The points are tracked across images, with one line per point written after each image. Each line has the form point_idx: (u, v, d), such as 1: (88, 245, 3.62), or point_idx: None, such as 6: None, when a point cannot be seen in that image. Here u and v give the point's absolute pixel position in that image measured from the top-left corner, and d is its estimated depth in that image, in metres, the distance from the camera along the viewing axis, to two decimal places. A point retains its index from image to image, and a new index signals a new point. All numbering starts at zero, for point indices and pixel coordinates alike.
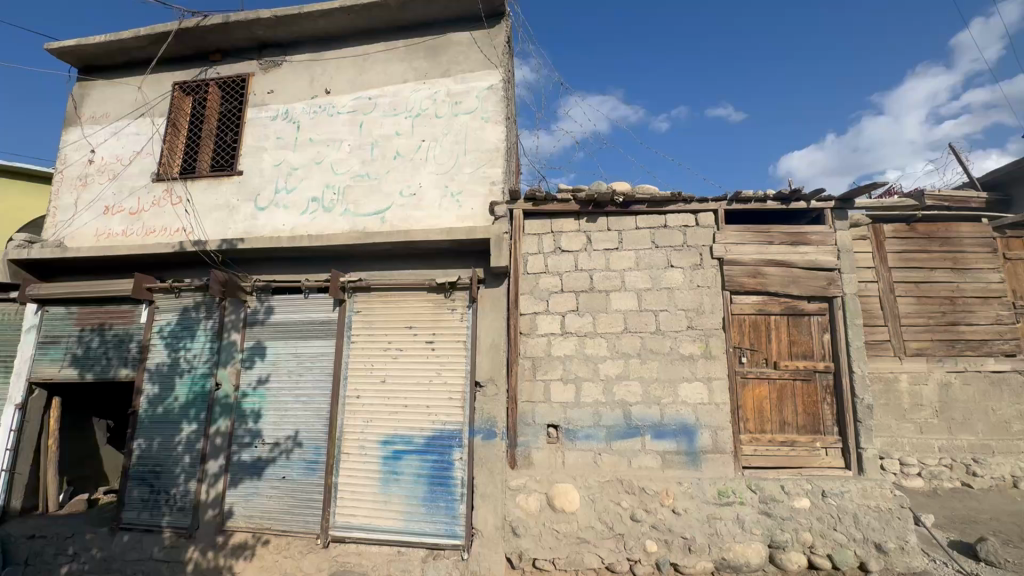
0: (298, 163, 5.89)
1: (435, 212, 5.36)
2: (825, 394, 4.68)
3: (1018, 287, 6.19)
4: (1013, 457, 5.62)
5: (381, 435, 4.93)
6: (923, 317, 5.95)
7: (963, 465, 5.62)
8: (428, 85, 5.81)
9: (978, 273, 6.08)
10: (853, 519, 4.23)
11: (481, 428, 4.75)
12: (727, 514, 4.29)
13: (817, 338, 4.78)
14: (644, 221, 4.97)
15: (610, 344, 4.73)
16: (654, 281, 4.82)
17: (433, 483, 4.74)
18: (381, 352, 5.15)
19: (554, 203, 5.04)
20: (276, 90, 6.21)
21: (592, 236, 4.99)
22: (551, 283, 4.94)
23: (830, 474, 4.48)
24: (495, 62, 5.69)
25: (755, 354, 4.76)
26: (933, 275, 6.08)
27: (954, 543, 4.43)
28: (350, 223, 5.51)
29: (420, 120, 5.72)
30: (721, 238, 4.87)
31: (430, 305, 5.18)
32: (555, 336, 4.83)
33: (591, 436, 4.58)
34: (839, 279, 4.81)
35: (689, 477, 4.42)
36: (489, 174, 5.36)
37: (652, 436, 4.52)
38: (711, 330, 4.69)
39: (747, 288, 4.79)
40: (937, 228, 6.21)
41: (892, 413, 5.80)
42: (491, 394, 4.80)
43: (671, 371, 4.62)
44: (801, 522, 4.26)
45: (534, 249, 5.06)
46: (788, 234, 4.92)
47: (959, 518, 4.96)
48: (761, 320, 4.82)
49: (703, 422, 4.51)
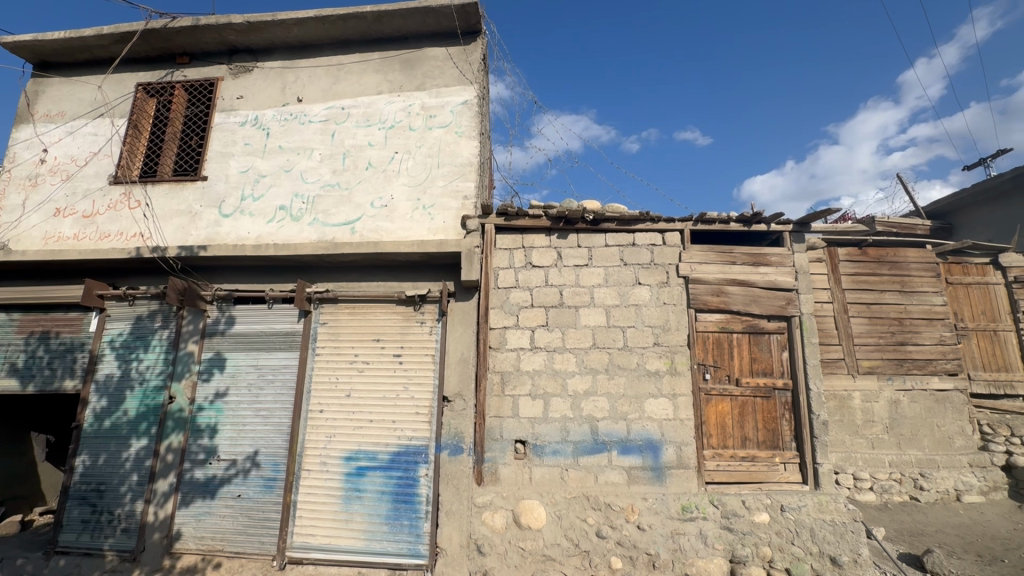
0: (266, 170, 5.77)
1: (406, 225, 5.32)
2: (784, 410, 4.83)
3: (959, 309, 6.59)
4: (956, 471, 5.91)
5: (345, 451, 4.79)
6: (874, 337, 6.25)
7: (911, 479, 5.87)
8: (403, 97, 5.82)
9: (923, 296, 6.45)
10: (810, 533, 4.35)
11: (447, 443, 4.68)
12: (689, 529, 4.35)
13: (776, 356, 4.95)
14: (614, 238, 5.07)
15: (579, 359, 4.76)
16: (622, 298, 4.91)
17: (397, 501, 4.63)
18: (346, 365, 5.03)
19: (525, 218, 5.10)
20: (246, 96, 6.10)
21: (563, 252, 5.05)
22: (521, 297, 4.96)
23: (787, 489, 4.61)
24: (471, 79, 5.75)
25: (719, 371, 4.88)
26: (883, 297, 6.41)
27: (903, 556, 4.59)
28: (319, 233, 5.41)
29: (393, 132, 5.71)
30: (687, 257, 5.01)
31: (400, 318, 5.12)
32: (524, 350, 4.83)
33: (558, 452, 4.58)
34: (797, 299, 5.01)
35: (654, 493, 4.46)
36: (462, 188, 5.38)
37: (618, 452, 4.56)
38: (677, 346, 4.78)
39: (712, 306, 4.93)
40: (886, 252, 6.57)
41: (847, 429, 6.01)
42: (459, 409, 4.75)
43: (638, 388, 4.69)
44: (761, 537, 4.35)
45: (505, 263, 5.08)
46: (750, 255, 5.11)
47: (908, 530, 5.16)
48: (724, 337, 4.95)
49: (668, 438, 4.58)
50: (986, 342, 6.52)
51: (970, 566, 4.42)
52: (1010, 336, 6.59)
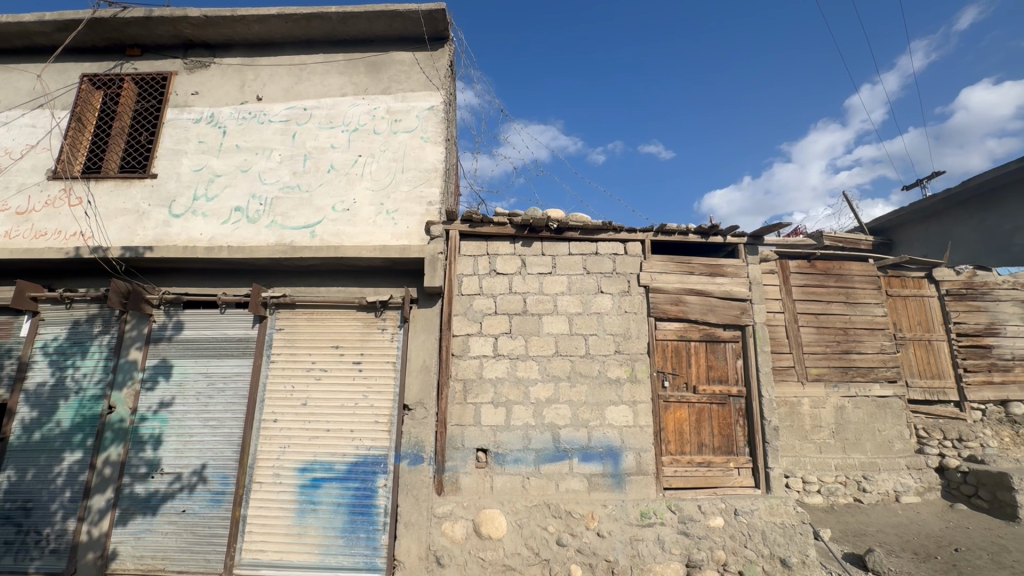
0: (221, 170, 5.55)
1: (368, 229, 5.23)
2: (738, 416, 4.99)
3: (898, 320, 7.01)
4: (896, 473, 6.24)
5: (299, 462, 4.62)
6: (822, 345, 6.56)
7: (855, 482, 6.16)
8: (368, 100, 5.74)
9: (866, 307, 6.82)
10: (761, 535, 4.50)
11: (407, 452, 4.59)
12: (648, 535, 4.40)
13: (731, 364, 5.11)
14: (577, 247, 5.13)
15: (542, 367, 4.78)
16: (584, 306, 4.97)
17: (354, 512, 4.49)
18: (303, 373, 4.87)
19: (490, 226, 5.11)
20: (201, 92, 5.87)
21: (527, 260, 5.08)
22: (485, 304, 4.94)
23: (741, 493, 4.75)
24: (437, 85, 5.73)
25: (677, 379, 5.00)
26: (830, 307, 6.74)
27: (847, 555, 4.80)
28: (276, 236, 5.24)
29: (357, 135, 5.61)
30: (647, 267, 5.13)
31: (360, 325, 5.01)
32: (487, 358, 4.80)
33: (520, 460, 4.56)
34: (750, 309, 5.20)
35: (614, 499, 4.50)
36: (426, 194, 5.33)
37: (579, 459, 4.58)
38: (637, 354, 4.87)
39: (671, 315, 5.06)
40: (832, 266, 6.93)
41: (797, 434, 6.25)
42: (420, 417, 4.67)
43: (599, 395, 4.74)
44: (716, 541, 4.45)
45: (469, 270, 5.05)
46: (707, 265, 5.28)
47: (852, 531, 5.41)
48: (682, 345, 5.08)
49: (628, 444, 4.64)
50: (922, 351, 6.95)
51: (908, 564, 4.66)
52: (943, 345, 7.05)
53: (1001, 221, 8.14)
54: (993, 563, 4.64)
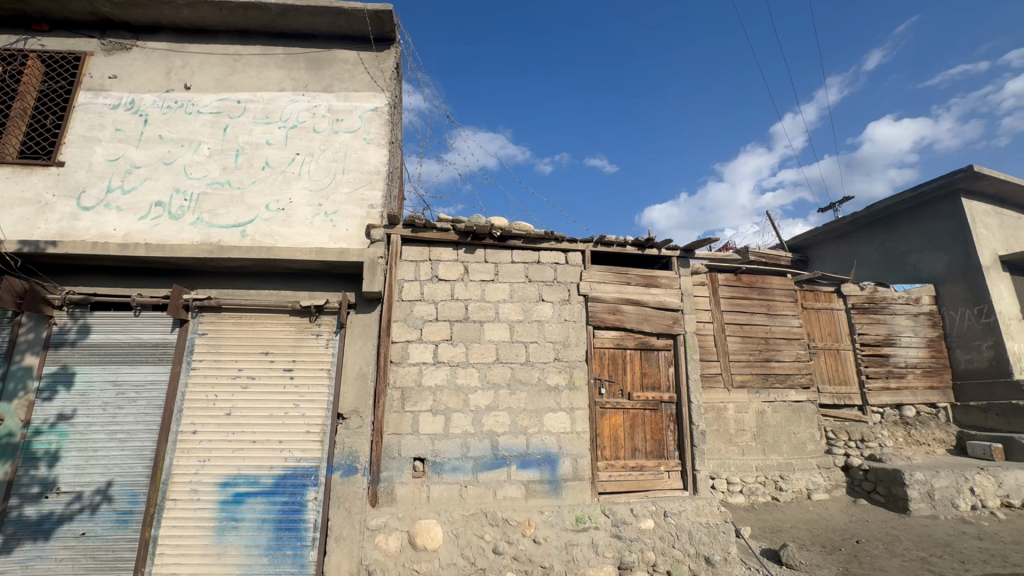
0: (141, 161, 5.14)
1: (304, 230, 5.02)
2: (669, 421, 5.22)
3: (812, 331, 7.63)
4: (808, 473, 6.74)
5: (220, 477, 4.32)
6: (746, 354, 7.01)
7: (772, 481, 6.59)
8: (308, 97, 5.54)
9: (784, 318, 7.37)
10: (688, 535, 4.71)
11: (340, 463, 4.41)
12: (583, 539, 4.48)
13: (663, 371, 5.34)
14: (520, 255, 5.19)
15: (482, 374, 4.77)
16: (525, 314, 5.02)
17: (280, 528, 4.26)
18: (228, 381, 4.57)
19: (433, 231, 5.07)
20: (121, 76, 5.43)
21: (469, 267, 5.07)
22: (425, 311, 4.88)
23: (670, 495, 4.96)
24: (382, 87, 5.63)
25: (613, 386, 5.15)
26: (753, 318, 7.23)
27: (765, 551, 5.11)
28: (202, 234, 4.91)
29: (295, 132, 5.39)
30: (586, 276, 5.27)
31: (293, 330, 4.79)
32: (426, 365, 4.73)
33: (458, 469, 4.52)
34: (682, 319, 5.47)
35: (551, 506, 4.56)
36: (367, 197, 5.21)
37: (517, 466, 4.61)
38: (575, 361, 4.98)
39: (608, 324, 5.22)
40: (756, 279, 7.44)
41: (722, 437, 6.61)
42: (354, 427, 4.51)
43: (538, 402, 4.79)
44: (646, 542, 4.60)
45: (410, 276, 4.97)
46: (643, 276, 5.51)
47: (769, 528, 5.78)
48: (618, 353, 5.25)
49: (565, 450, 4.73)
50: (831, 359, 7.60)
51: (817, 557, 5.03)
52: (849, 354, 7.74)
53: (898, 243, 9.10)
54: (887, 552, 5.12)
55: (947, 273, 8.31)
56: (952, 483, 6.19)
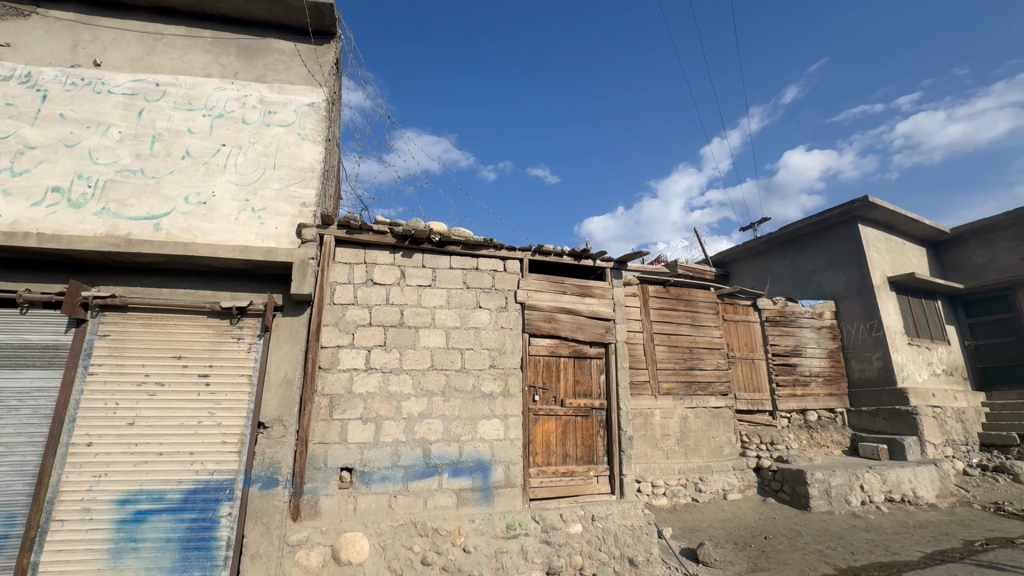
0: (36, 141, 4.61)
1: (228, 227, 4.71)
2: (599, 427, 5.39)
3: (731, 341, 8.19)
4: (724, 474, 7.14)
5: (119, 493, 3.92)
6: (672, 362, 7.39)
7: (693, 483, 6.89)
8: (237, 86, 5.22)
9: (707, 329, 7.86)
10: (614, 538, 4.86)
11: (259, 475, 4.15)
12: (512, 546, 4.49)
13: (595, 378, 5.51)
14: (458, 262, 5.17)
15: (415, 381, 4.69)
16: (462, 321, 5.00)
17: (188, 548, 3.92)
18: (131, 387, 4.17)
19: (369, 233, 4.93)
20: (16, 45, 4.85)
21: (406, 271, 4.98)
22: (358, 315, 4.72)
23: (598, 499, 5.11)
24: (320, 81, 5.42)
25: (547, 393, 5.24)
26: (679, 328, 7.64)
27: (684, 550, 5.37)
28: (108, 226, 4.48)
29: (221, 121, 5.06)
30: (523, 285, 5.34)
31: (210, 333, 4.46)
32: (357, 371, 4.57)
33: (387, 478, 4.40)
34: (614, 328, 5.68)
35: (482, 513, 4.54)
36: (300, 195, 4.98)
37: (449, 474, 4.56)
38: (510, 369, 5.02)
39: (543, 331, 5.31)
40: (683, 292, 7.88)
41: (649, 442, 6.90)
42: (276, 436, 4.26)
43: (472, 409, 4.78)
44: (574, 547, 4.68)
45: (344, 278, 4.80)
46: (578, 286, 5.67)
47: (689, 527, 6.08)
48: (552, 361, 5.35)
49: (498, 457, 4.74)
50: (747, 368, 8.19)
51: (730, 554, 5.37)
52: (762, 364, 8.37)
53: (806, 262, 10.01)
54: (790, 547, 5.56)
55: (845, 290, 9.23)
56: (846, 481, 6.83)
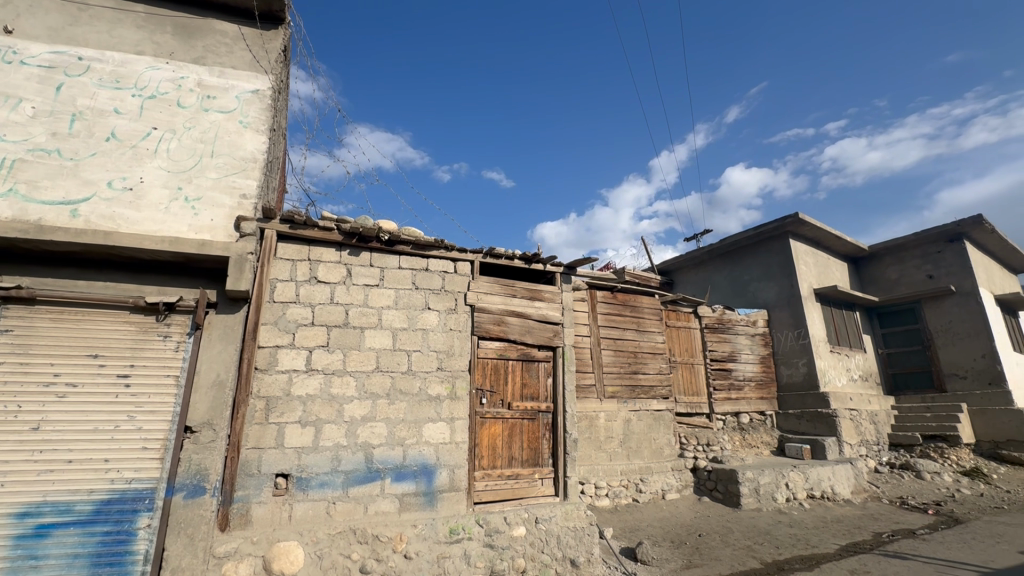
0: None
1: (157, 216, 4.39)
2: (545, 430, 5.44)
3: (673, 346, 8.52)
4: (664, 475, 7.39)
5: (18, 506, 3.54)
6: (617, 366, 7.59)
7: (634, 484, 7.08)
8: (173, 66, 4.89)
9: (651, 334, 8.13)
10: (556, 540, 4.91)
11: (184, 484, 3.87)
12: (455, 551, 4.42)
13: (542, 381, 5.56)
14: (407, 262, 5.08)
15: (359, 383, 4.54)
16: (409, 322, 4.91)
17: (98, 564, 3.60)
18: (37, 389, 3.79)
19: (314, 229, 4.75)
20: None
21: (353, 270, 4.82)
22: (300, 314, 4.53)
23: (542, 502, 5.15)
24: (266, 68, 5.17)
25: (494, 396, 5.23)
26: (625, 333, 7.87)
27: (624, 549, 5.50)
28: (15, 210, 4.05)
29: (153, 103, 4.72)
30: (474, 287, 5.32)
31: (132, 331, 4.13)
32: (297, 373, 4.38)
33: (326, 484, 4.24)
34: (562, 332, 5.76)
35: (425, 518, 4.46)
36: (239, 186, 4.72)
37: (392, 479, 4.45)
38: (458, 371, 4.98)
39: (492, 334, 5.30)
40: (629, 298, 8.12)
41: (593, 444, 7.04)
42: (205, 441, 4.00)
43: (417, 412, 4.69)
44: (517, 549, 4.68)
45: (285, 275, 4.59)
46: (528, 290, 5.71)
47: (629, 527, 6.25)
48: (500, 364, 5.35)
49: (443, 461, 4.68)
50: (687, 372, 8.54)
51: (666, 552, 5.56)
52: (701, 368, 8.76)
53: (742, 273, 10.60)
54: (722, 543, 5.84)
55: (776, 300, 9.85)
56: (773, 480, 7.26)
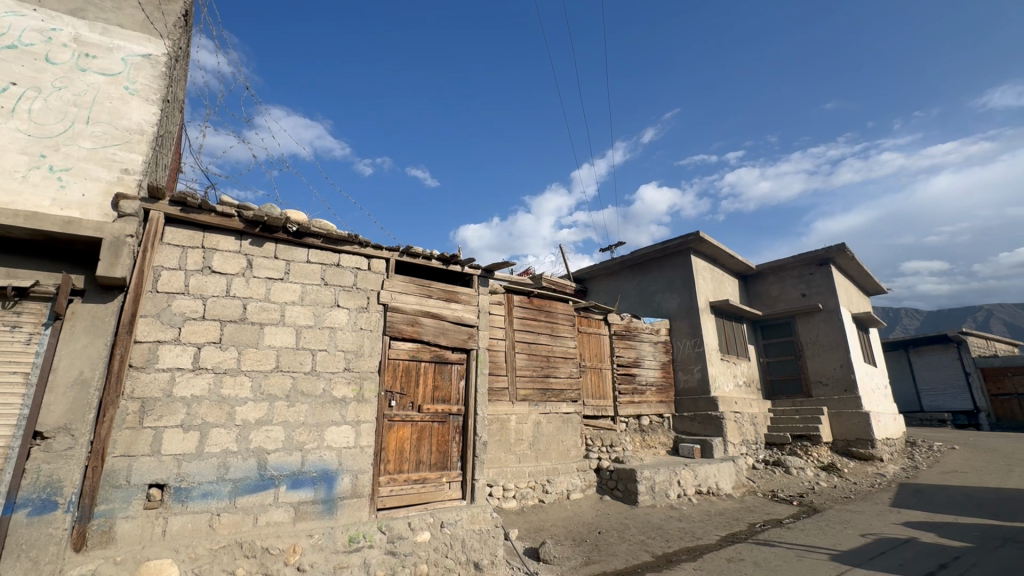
0: None
1: (10, 186, 3.76)
2: (455, 433, 5.40)
3: (583, 351, 8.87)
4: (570, 475, 7.64)
5: None
6: (530, 369, 7.75)
7: (541, 485, 7.23)
8: (43, 15, 4.24)
9: (563, 340, 8.40)
10: (461, 543, 4.86)
11: (28, 499, 3.32)
12: (354, 561, 4.20)
13: (454, 384, 5.51)
14: (317, 255, 4.80)
15: (255, 384, 4.21)
16: (316, 319, 4.63)
17: None
18: None
19: (211, 215, 4.33)
20: None
21: (255, 261, 4.46)
22: (189, 307, 4.10)
23: (448, 505, 5.10)
24: (161, 31, 4.65)
25: (404, 398, 5.09)
26: (539, 338, 8.06)
27: (528, 550, 5.59)
28: None
29: (13, 53, 4.04)
30: (388, 285, 5.16)
31: None
32: (181, 371, 3.96)
33: (210, 494, 3.87)
34: (476, 335, 5.76)
35: (322, 527, 4.22)
36: (120, 159, 4.17)
37: (287, 486, 4.16)
38: (366, 372, 4.79)
39: (405, 335, 5.17)
40: (545, 303, 8.33)
41: (503, 446, 7.11)
42: (60, 449, 3.47)
43: (320, 415, 4.44)
44: (421, 555, 4.56)
45: (172, 263, 4.14)
46: (444, 291, 5.65)
47: (534, 528, 6.37)
48: (412, 365, 5.23)
49: (345, 466, 4.46)
50: (596, 377, 8.93)
51: (568, 550, 5.75)
52: (608, 373, 9.20)
53: (650, 284, 11.32)
54: (619, 539, 6.15)
55: (678, 311, 10.63)
56: (668, 478, 7.80)
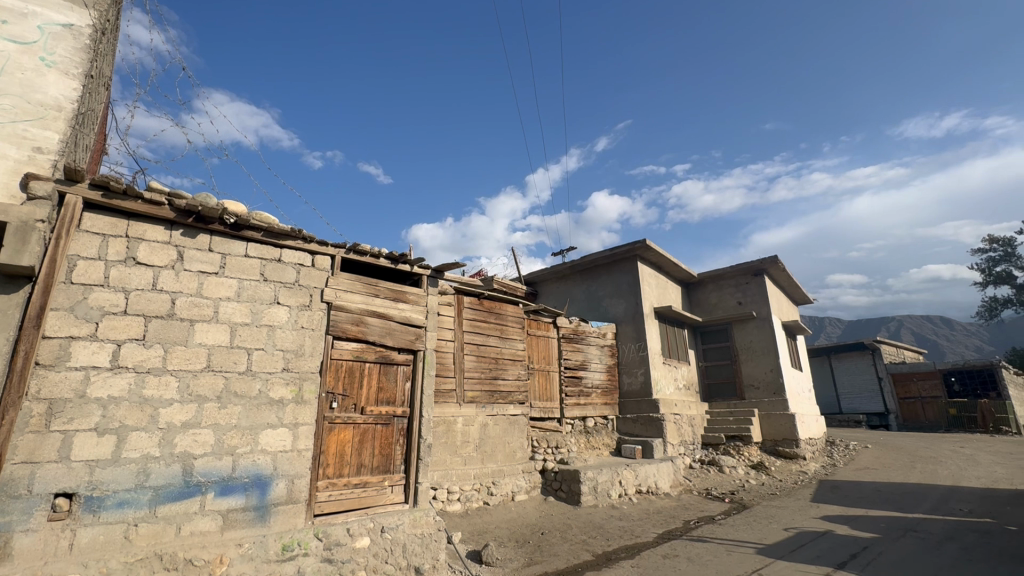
0: None
1: None
2: (398, 435, 5.29)
3: (532, 353, 8.96)
4: (515, 477, 7.68)
5: None
6: (478, 371, 7.73)
7: (486, 487, 7.22)
8: None
9: (512, 342, 8.44)
10: (401, 548, 4.76)
11: None
12: (287, 570, 4.03)
13: (400, 386, 5.40)
14: (256, 250, 4.57)
15: (182, 384, 3.94)
16: (252, 317, 4.41)
17: None
18: None
19: (137, 202, 4.03)
20: None
21: (186, 253, 4.19)
22: (108, 301, 3.79)
23: (390, 510, 4.98)
24: (86, 1, 4.29)
25: (346, 400, 4.93)
26: (488, 340, 8.05)
27: (470, 552, 5.56)
28: None
29: None
30: (333, 283, 4.98)
31: None
32: (98, 370, 3.65)
33: (127, 503, 3.58)
34: (424, 336, 5.68)
35: (253, 536, 4.01)
36: (33, 136, 3.80)
37: (215, 493, 3.92)
38: (306, 373, 4.60)
39: (349, 335, 5.01)
40: (495, 305, 8.34)
41: (449, 449, 7.04)
42: None
43: (254, 417, 4.22)
44: (359, 562, 4.43)
45: (90, 252, 3.81)
46: (392, 290, 5.52)
47: (477, 530, 6.34)
48: (356, 366, 5.08)
49: (280, 471, 4.26)
50: (543, 379, 9.03)
51: (510, 552, 5.76)
52: (556, 375, 9.33)
53: (598, 289, 11.59)
54: (561, 539, 6.24)
55: (624, 316, 10.95)
56: (610, 478, 8.01)
